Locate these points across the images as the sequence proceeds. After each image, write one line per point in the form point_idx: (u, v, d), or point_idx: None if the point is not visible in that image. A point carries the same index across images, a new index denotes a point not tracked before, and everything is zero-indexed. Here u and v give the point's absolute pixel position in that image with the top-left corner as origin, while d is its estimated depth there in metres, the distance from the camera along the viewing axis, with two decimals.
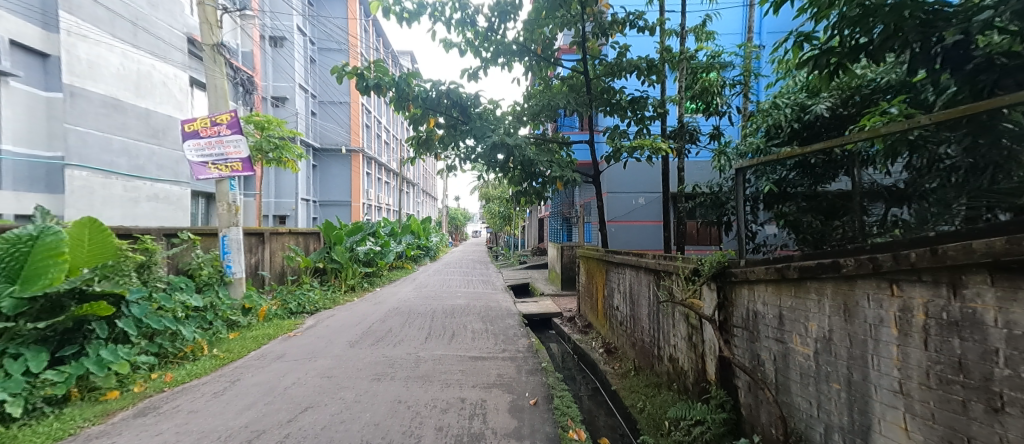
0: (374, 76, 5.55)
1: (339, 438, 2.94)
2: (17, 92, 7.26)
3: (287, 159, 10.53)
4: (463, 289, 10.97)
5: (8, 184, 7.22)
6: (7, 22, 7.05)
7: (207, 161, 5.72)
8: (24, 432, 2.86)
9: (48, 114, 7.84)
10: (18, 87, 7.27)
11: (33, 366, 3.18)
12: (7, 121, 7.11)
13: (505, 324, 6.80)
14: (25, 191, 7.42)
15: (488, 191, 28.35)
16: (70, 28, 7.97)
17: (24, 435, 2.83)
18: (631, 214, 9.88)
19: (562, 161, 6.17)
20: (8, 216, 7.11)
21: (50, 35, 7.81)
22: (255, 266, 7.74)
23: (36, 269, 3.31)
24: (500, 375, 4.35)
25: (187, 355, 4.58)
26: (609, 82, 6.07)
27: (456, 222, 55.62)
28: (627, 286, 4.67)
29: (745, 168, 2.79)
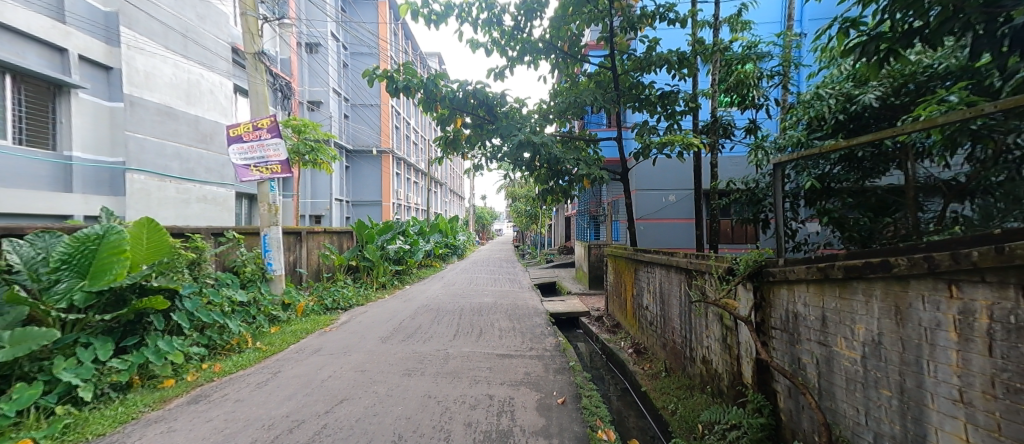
0: (404, 78, 5.65)
1: (372, 430, 3.01)
2: (85, 103, 7.80)
3: (322, 161, 10.80)
4: (490, 288, 11.04)
5: (78, 188, 7.74)
6: (77, 39, 7.60)
7: (249, 164, 5.96)
8: (95, 415, 3.08)
9: (111, 122, 8.32)
10: (86, 99, 7.80)
11: (103, 354, 3.42)
12: (76, 129, 7.61)
13: (532, 322, 6.79)
14: (93, 194, 7.97)
15: (515, 190, 28.32)
16: (130, 42, 8.55)
17: (94, 418, 3.05)
18: (660, 212, 9.67)
19: (589, 159, 6.11)
20: (77, 217, 7.68)
21: (113, 49, 8.34)
22: (293, 263, 8.02)
23: (100, 264, 3.53)
24: (528, 373, 4.34)
25: (233, 347, 4.79)
26: (638, 77, 5.92)
27: (482, 221, 56.06)
28: (656, 287, 4.59)
29: (784, 163, 2.65)
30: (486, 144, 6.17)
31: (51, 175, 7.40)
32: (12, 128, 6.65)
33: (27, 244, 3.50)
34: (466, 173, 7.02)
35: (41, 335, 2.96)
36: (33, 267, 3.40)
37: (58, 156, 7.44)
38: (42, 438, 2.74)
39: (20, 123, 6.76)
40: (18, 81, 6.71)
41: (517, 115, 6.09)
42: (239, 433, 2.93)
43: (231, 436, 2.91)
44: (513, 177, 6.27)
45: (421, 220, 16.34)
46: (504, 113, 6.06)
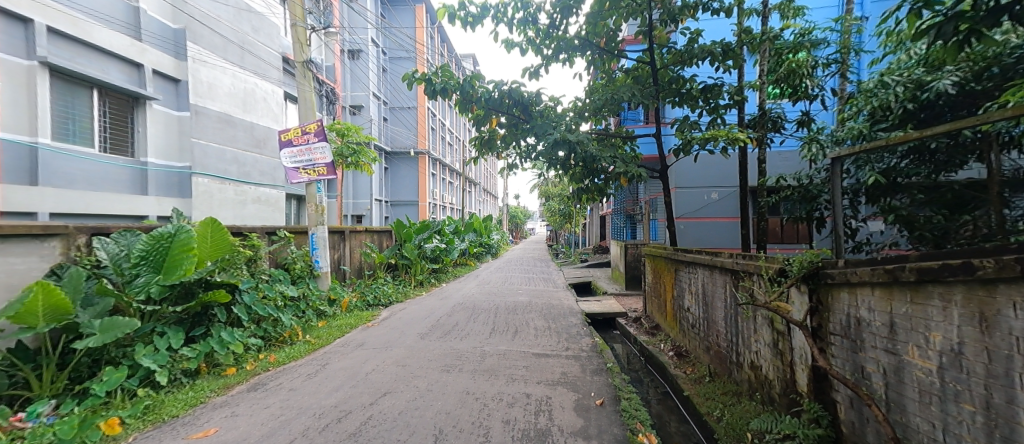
0: (441, 80, 5.72)
1: (415, 423, 3.08)
2: (157, 113, 8.42)
3: (363, 164, 11.07)
4: (525, 287, 11.03)
5: (153, 191, 8.41)
6: (151, 55, 8.25)
7: (298, 167, 6.23)
8: (169, 398, 3.37)
9: (179, 129, 8.92)
10: (158, 109, 8.42)
11: (175, 342, 3.70)
12: (150, 137, 8.24)
13: (567, 322, 6.72)
14: (165, 196, 8.63)
15: (548, 189, 28.18)
16: (195, 56, 9.19)
17: (169, 400, 3.33)
18: (703, 210, 9.32)
19: (626, 156, 5.98)
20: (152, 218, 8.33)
21: (182, 63, 8.97)
22: (338, 261, 8.34)
23: (173, 260, 3.78)
24: (565, 373, 4.29)
25: (286, 339, 5.02)
26: (678, 71, 5.71)
27: (515, 220, 56.25)
28: (699, 288, 4.43)
29: (843, 158, 2.46)
30: (521, 143, 6.16)
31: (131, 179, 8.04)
32: (97, 137, 7.27)
33: (112, 243, 3.81)
34: (501, 172, 7.03)
35: (126, 324, 3.20)
36: (118, 262, 3.74)
37: (136, 162, 8.08)
38: (128, 417, 3.01)
39: (105, 132, 7.41)
40: (102, 95, 7.39)
41: (552, 114, 6.04)
42: (293, 421, 3.08)
43: (286, 423, 3.07)
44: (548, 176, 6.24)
45: (456, 219, 16.56)
46: (539, 111, 6.01)
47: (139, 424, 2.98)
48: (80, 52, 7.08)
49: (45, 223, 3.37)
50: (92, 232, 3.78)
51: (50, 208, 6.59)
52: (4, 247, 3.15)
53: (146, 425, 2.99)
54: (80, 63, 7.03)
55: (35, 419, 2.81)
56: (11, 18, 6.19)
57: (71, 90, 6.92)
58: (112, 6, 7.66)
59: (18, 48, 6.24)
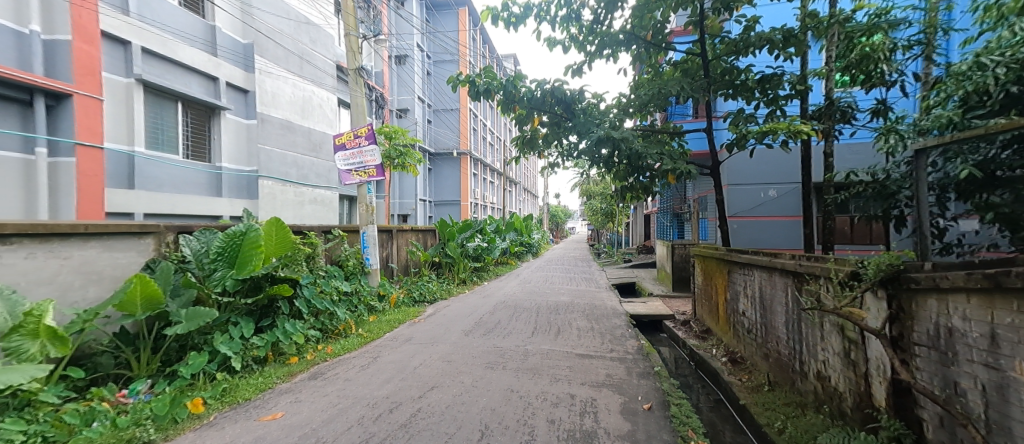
0: (484, 81, 5.77)
1: (462, 418, 3.11)
2: (229, 122, 9.14)
3: (409, 165, 11.38)
4: (567, 286, 10.91)
5: (226, 194, 9.15)
6: (225, 68, 8.98)
7: (351, 169, 6.48)
8: (242, 382, 3.64)
9: (248, 136, 9.64)
10: (229, 118, 9.15)
11: (247, 331, 3.99)
12: (225, 145, 9.04)
13: (611, 323, 6.57)
14: (237, 198, 9.32)
15: (590, 187, 27.77)
16: (263, 67, 9.84)
17: (242, 384, 3.61)
18: (759, 208, 8.81)
19: (674, 153, 5.75)
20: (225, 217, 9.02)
21: (251, 75, 9.68)
22: (385, 259, 8.63)
23: (243, 257, 4.04)
24: (610, 376, 4.18)
25: (341, 332, 5.25)
26: (732, 61, 5.40)
27: (555, 220, 55.95)
28: (755, 291, 4.18)
29: (929, 150, 2.21)
30: (563, 142, 6.08)
31: (206, 182, 8.80)
32: (180, 146, 8.16)
33: (195, 240, 4.20)
34: (543, 171, 6.99)
35: (207, 313, 3.51)
36: (200, 258, 4.11)
37: (211, 167, 8.88)
38: (209, 398, 3.30)
39: (187, 141, 8.28)
40: (186, 107, 8.29)
41: (595, 110, 5.92)
42: (349, 410, 3.22)
43: (343, 411, 3.22)
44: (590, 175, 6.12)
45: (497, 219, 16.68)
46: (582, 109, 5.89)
47: (218, 404, 3.25)
48: (167, 69, 7.91)
49: (142, 223, 3.89)
50: (178, 230, 4.26)
51: (144, 209, 7.40)
52: (109, 243, 3.67)
53: (224, 405, 3.26)
54: (166, 78, 7.84)
55: (134, 395, 3.19)
56: (114, 41, 7.06)
57: (161, 103, 7.82)
58: (192, 25, 8.42)
59: (120, 69, 7.15)
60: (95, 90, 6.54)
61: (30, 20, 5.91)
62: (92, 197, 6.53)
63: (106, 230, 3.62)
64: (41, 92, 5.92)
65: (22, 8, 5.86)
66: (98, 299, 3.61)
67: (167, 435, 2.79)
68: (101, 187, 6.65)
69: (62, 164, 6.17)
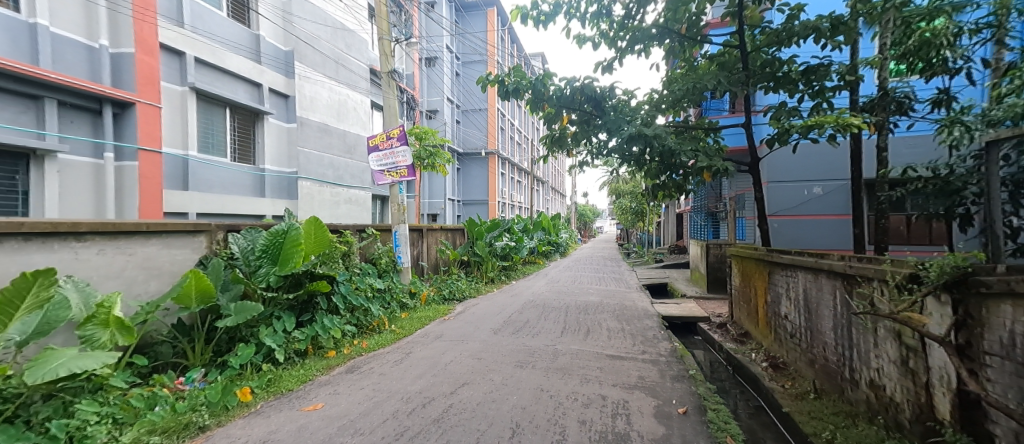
0: (513, 81, 5.73)
1: (493, 415, 3.11)
2: (271, 125, 9.53)
3: (438, 165, 11.55)
4: (596, 286, 10.76)
5: (270, 194, 9.54)
6: (268, 75, 9.37)
7: (384, 169, 6.62)
8: (285, 374, 3.80)
9: (288, 139, 10.02)
10: (271, 122, 9.53)
11: (289, 325, 4.16)
12: (268, 148, 9.44)
13: (643, 325, 6.43)
14: (279, 198, 9.71)
15: (620, 186, 27.32)
16: (302, 72, 10.19)
17: (286, 375, 3.77)
18: (801, 207, 8.41)
19: (710, 149, 5.55)
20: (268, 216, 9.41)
21: (292, 81, 10.04)
22: (416, 257, 8.78)
23: (285, 255, 4.20)
24: (642, 378, 4.08)
25: (375, 328, 5.38)
26: (773, 53, 5.16)
27: (584, 219, 55.42)
28: (799, 294, 3.98)
29: (1002, 142, 2.02)
30: (592, 140, 5.98)
31: (250, 183, 9.22)
32: (227, 150, 8.61)
33: (242, 238, 4.40)
34: (571, 170, 6.90)
35: (253, 307, 3.68)
36: (246, 255, 4.31)
37: (256, 169, 9.28)
38: (256, 388, 3.47)
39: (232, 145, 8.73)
40: (233, 113, 8.73)
41: (626, 108, 5.81)
42: (384, 403, 3.28)
43: (378, 404, 3.28)
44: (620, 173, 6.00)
45: (525, 218, 16.66)
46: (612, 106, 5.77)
47: (265, 394, 3.42)
48: (217, 76, 8.33)
49: (196, 221, 4.14)
50: (227, 229, 4.48)
51: (197, 209, 7.82)
52: (168, 241, 3.92)
53: (270, 395, 3.42)
54: (216, 85, 8.26)
55: (190, 383, 3.42)
56: (171, 51, 7.50)
57: (210, 109, 8.26)
58: (239, 34, 8.82)
59: (175, 77, 7.59)
60: (154, 98, 7.03)
61: (100, 35, 6.49)
62: (152, 198, 7.02)
63: (166, 228, 3.88)
64: (109, 101, 6.50)
65: (93, 23, 6.45)
66: (158, 292, 3.86)
67: (220, 421, 2.98)
68: (160, 188, 7.15)
69: (126, 168, 6.77)
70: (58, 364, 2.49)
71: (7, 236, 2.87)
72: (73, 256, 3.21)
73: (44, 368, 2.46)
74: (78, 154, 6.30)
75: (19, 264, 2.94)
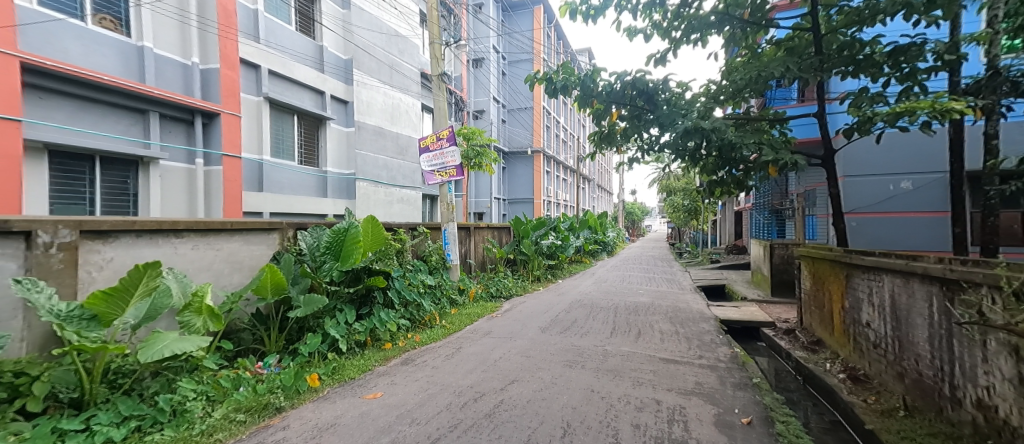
0: (562, 78, 5.63)
1: (544, 414, 3.05)
2: (332, 130, 10.05)
3: (486, 165, 11.67)
4: (646, 287, 10.37)
5: (332, 194, 10.08)
6: (331, 83, 9.89)
7: (434, 170, 6.76)
8: (347, 363, 3.98)
9: (347, 142, 10.51)
10: (332, 127, 10.05)
11: (350, 317, 4.36)
12: (330, 151, 9.98)
13: (699, 328, 6.10)
14: (339, 198, 10.23)
15: (670, 183, 26.24)
16: (360, 78, 10.66)
17: (348, 364, 3.94)
18: (882, 204, 7.63)
19: (776, 142, 5.14)
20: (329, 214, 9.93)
21: (350, 87, 10.53)
22: (464, 255, 8.92)
23: (346, 251, 4.38)
24: (700, 384, 3.86)
25: (426, 322, 5.51)
26: (852, 34, 4.69)
27: (633, 217, 53.89)
28: (884, 299, 3.58)
29: None
30: (643, 136, 5.75)
31: (315, 184, 9.79)
32: (295, 154, 9.20)
33: (309, 235, 4.67)
34: (619, 167, 6.69)
35: (320, 300, 3.87)
36: (312, 251, 4.56)
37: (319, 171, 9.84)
38: (323, 375, 3.67)
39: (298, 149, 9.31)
40: (299, 119, 9.30)
41: (681, 101, 5.52)
42: (437, 396, 3.33)
43: (432, 396, 3.34)
44: (673, 169, 5.74)
45: (571, 216, 16.44)
46: (665, 99, 5.49)
47: (331, 381, 3.60)
48: (287, 86, 8.91)
49: (270, 220, 4.45)
50: (296, 227, 4.77)
51: (270, 208, 8.42)
52: (248, 237, 4.24)
53: (334, 382, 3.60)
54: (286, 95, 8.84)
55: (267, 367, 3.68)
56: (248, 65, 8.13)
57: (281, 117, 8.86)
58: (304, 45, 9.38)
59: (251, 88, 8.21)
60: (236, 109, 7.65)
61: (193, 53, 7.19)
62: (234, 198, 7.64)
63: (245, 227, 4.20)
64: (199, 112, 7.17)
65: (187, 43, 7.15)
66: (240, 284, 4.19)
67: (293, 403, 3.18)
68: (240, 190, 7.77)
69: (213, 172, 7.45)
70: (163, 345, 2.77)
71: (124, 232, 3.24)
72: (172, 251, 3.57)
73: (153, 348, 2.73)
74: (174, 160, 7.02)
75: (133, 257, 3.31)
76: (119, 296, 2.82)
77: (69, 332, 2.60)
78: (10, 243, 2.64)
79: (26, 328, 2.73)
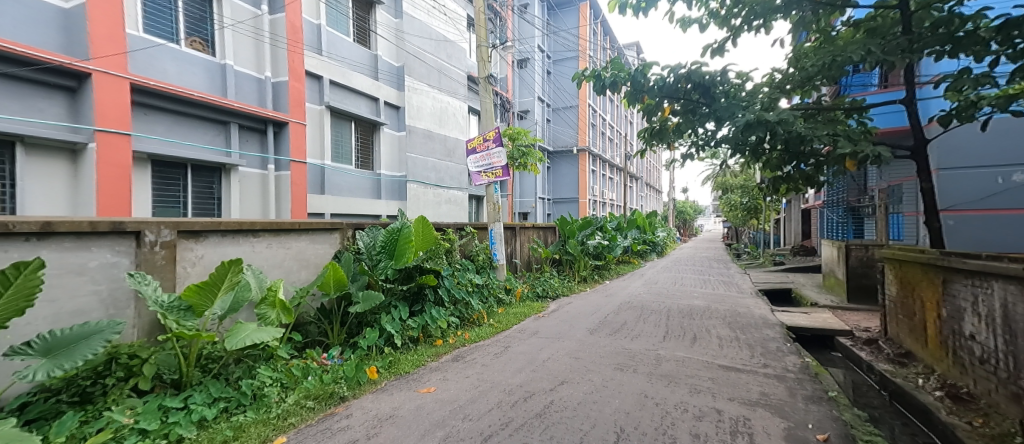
0: (611, 74, 5.42)
1: (595, 417, 2.96)
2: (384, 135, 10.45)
3: (531, 165, 11.64)
4: (700, 290, 9.84)
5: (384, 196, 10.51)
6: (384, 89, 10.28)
7: (481, 170, 6.81)
8: (403, 358, 4.09)
9: (398, 145, 10.90)
10: (385, 132, 10.45)
11: (404, 314, 4.49)
12: (382, 155, 10.41)
13: (762, 334, 5.68)
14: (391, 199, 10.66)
15: (726, 180, 24.82)
16: (411, 84, 11.00)
17: (403, 359, 4.05)
18: (982, 200, 6.74)
19: (855, 132, 4.66)
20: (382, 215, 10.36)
21: (402, 93, 10.89)
22: (510, 255, 8.93)
23: (399, 250, 4.51)
24: (765, 394, 3.58)
25: (474, 321, 5.54)
26: (949, 9, 4.16)
27: (685, 216, 51.65)
28: (994, 307, 3.13)
29: None
30: (699, 131, 5.43)
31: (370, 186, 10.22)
32: (351, 158, 9.68)
33: (366, 235, 4.86)
34: (671, 164, 6.38)
35: (377, 297, 4.01)
36: (369, 250, 4.75)
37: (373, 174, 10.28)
38: (381, 368, 3.80)
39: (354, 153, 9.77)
40: (356, 126, 9.76)
41: (740, 93, 5.16)
42: (487, 393, 3.34)
43: (483, 393, 3.35)
44: (733, 165, 5.38)
45: (618, 216, 15.98)
46: (723, 92, 5.15)
47: (388, 374, 3.72)
48: (345, 95, 9.37)
49: (331, 221, 4.68)
50: (354, 227, 4.99)
51: (330, 209, 8.91)
52: (313, 237, 4.49)
53: (392, 375, 3.71)
54: (344, 103, 9.31)
55: (331, 359, 3.85)
56: (312, 76, 8.63)
57: (340, 124, 9.34)
58: (361, 55, 9.81)
59: (314, 98, 8.71)
60: (302, 117, 8.17)
61: (266, 67, 7.75)
62: (301, 199, 8.15)
63: (311, 228, 4.45)
64: (270, 121, 7.73)
65: (261, 58, 7.73)
66: (307, 280, 4.45)
67: (356, 394, 3.31)
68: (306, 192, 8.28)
69: (283, 176, 7.93)
70: (245, 334, 2.99)
71: (212, 232, 3.53)
72: (251, 250, 3.85)
73: (237, 337, 2.97)
74: (250, 167, 7.61)
75: (220, 254, 3.61)
76: (209, 289, 3.06)
77: (170, 321, 2.90)
78: (123, 242, 3.00)
79: (137, 316, 3.09)
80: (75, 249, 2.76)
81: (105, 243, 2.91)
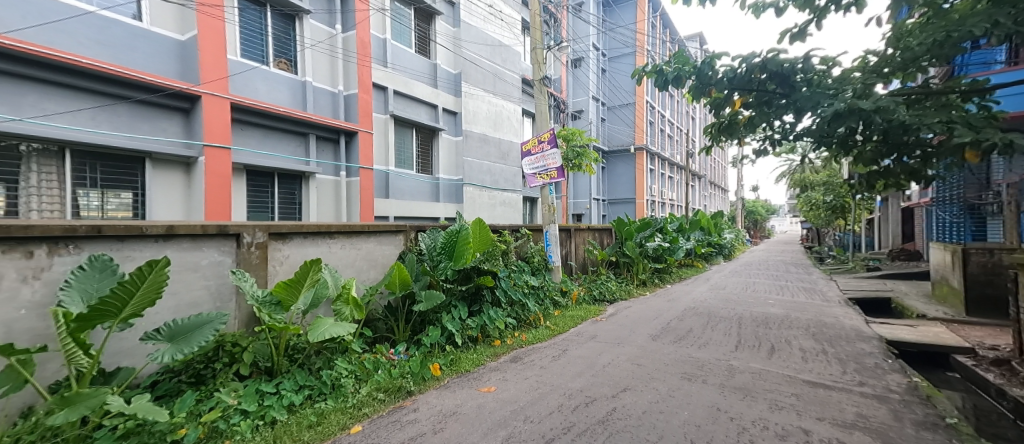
0: (674, 68, 5.20)
1: (663, 428, 2.80)
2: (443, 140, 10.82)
3: (586, 165, 11.44)
4: (775, 296, 9.01)
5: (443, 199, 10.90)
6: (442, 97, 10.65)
7: (536, 172, 6.78)
8: (463, 356, 4.17)
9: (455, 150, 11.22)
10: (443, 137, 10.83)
11: (463, 313, 4.60)
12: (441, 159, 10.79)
13: (855, 348, 5.06)
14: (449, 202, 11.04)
15: (807, 176, 22.65)
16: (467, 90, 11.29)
17: (464, 357, 4.13)
18: None
19: (975, 118, 3.99)
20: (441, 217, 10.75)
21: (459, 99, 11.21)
22: (565, 257, 8.83)
23: (458, 251, 4.62)
24: (862, 416, 3.17)
25: (531, 323, 5.51)
26: None
27: (758, 217, 47.94)
28: None
29: None
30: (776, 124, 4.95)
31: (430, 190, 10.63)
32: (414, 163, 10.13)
33: (427, 237, 5.04)
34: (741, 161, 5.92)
35: (439, 297, 4.14)
36: (431, 251, 4.92)
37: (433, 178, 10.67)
38: (443, 365, 3.90)
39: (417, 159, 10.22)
40: (417, 132, 10.20)
41: (827, 81, 4.62)
42: (547, 396, 3.30)
43: (544, 396, 3.32)
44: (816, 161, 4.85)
45: (679, 217, 15.17)
46: (803, 80, 4.66)
47: (451, 372, 3.81)
48: (406, 104, 9.83)
49: (397, 223, 4.90)
50: (416, 229, 5.19)
51: (395, 212, 9.40)
52: (381, 238, 4.74)
53: (454, 373, 3.80)
54: (406, 111, 9.77)
55: (398, 354, 4.02)
56: (377, 88, 9.15)
57: (402, 131, 9.82)
58: (421, 65, 10.24)
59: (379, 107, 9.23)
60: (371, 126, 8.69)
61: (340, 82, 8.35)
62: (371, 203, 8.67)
63: (379, 229, 4.69)
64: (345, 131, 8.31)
65: (336, 73, 8.33)
66: (376, 279, 4.70)
67: (421, 389, 3.43)
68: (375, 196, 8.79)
69: (355, 182, 8.47)
70: (325, 328, 3.22)
71: (295, 234, 3.85)
72: (328, 250, 4.15)
73: (317, 330, 3.20)
74: (326, 174, 8.23)
75: (303, 254, 3.92)
76: (295, 286, 3.34)
77: (264, 314, 3.19)
78: (227, 242, 3.36)
79: (238, 309, 3.46)
80: (190, 249, 3.14)
81: (213, 243, 3.28)
